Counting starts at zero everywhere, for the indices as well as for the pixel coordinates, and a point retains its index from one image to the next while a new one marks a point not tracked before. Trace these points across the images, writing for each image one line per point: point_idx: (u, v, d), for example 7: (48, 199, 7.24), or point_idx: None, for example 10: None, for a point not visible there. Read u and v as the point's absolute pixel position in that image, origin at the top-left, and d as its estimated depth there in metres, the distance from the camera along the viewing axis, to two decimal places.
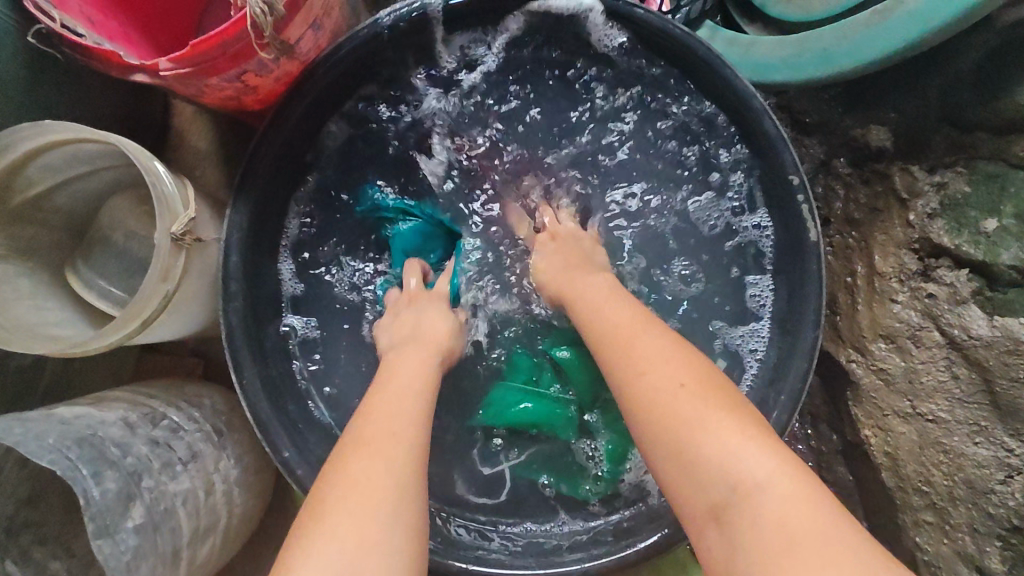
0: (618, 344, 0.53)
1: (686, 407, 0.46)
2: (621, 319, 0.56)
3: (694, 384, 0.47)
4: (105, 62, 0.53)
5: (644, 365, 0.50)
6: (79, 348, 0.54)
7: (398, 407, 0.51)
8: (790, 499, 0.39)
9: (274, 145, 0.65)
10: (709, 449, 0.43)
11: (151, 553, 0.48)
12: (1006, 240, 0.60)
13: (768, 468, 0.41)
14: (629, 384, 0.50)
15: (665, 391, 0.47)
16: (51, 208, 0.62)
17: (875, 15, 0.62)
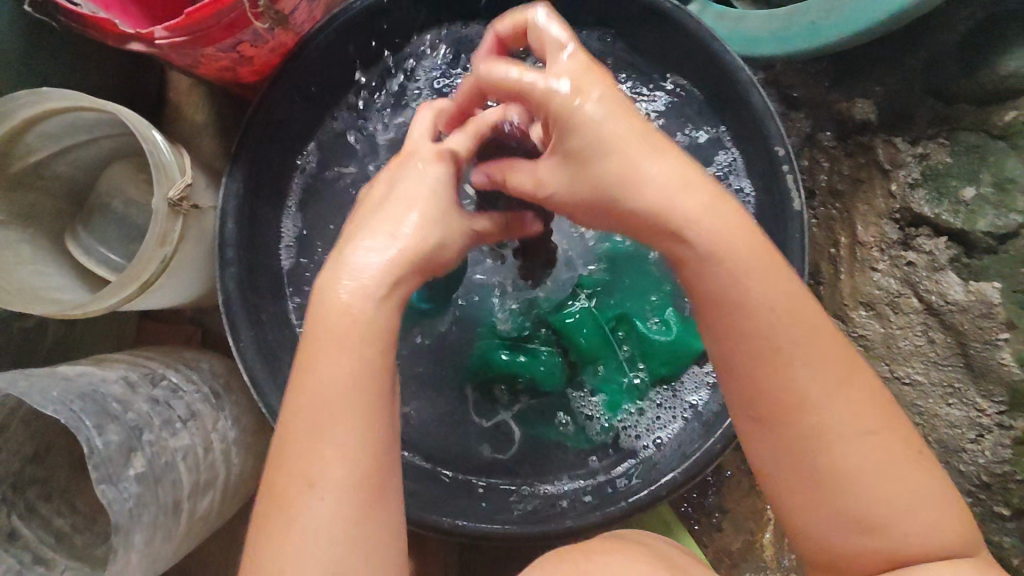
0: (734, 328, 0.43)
1: (841, 416, 0.42)
2: (758, 286, 0.42)
3: (859, 393, 0.43)
4: (101, 32, 0.54)
5: (802, 369, 0.42)
6: (80, 310, 0.55)
7: (329, 389, 0.41)
8: (930, 517, 0.43)
9: (271, 114, 0.66)
10: (847, 459, 0.42)
11: (153, 502, 0.50)
12: (983, 208, 0.62)
13: (913, 489, 0.43)
14: (773, 377, 0.42)
15: (818, 394, 0.42)
16: (51, 175, 0.64)
17: None
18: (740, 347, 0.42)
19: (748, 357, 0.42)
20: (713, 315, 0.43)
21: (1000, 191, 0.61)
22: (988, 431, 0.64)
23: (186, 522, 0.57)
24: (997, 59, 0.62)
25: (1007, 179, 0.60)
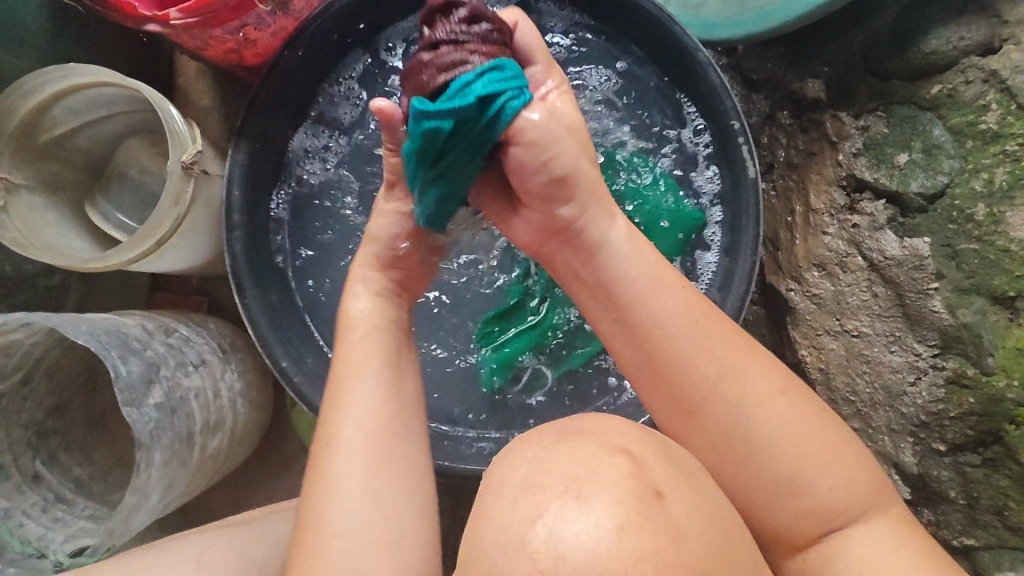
0: (644, 340, 0.55)
1: (758, 389, 0.53)
2: (668, 303, 0.55)
3: (739, 355, 0.54)
4: (122, 14, 0.61)
5: (690, 354, 0.53)
6: (102, 262, 0.61)
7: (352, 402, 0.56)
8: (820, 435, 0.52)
9: (274, 93, 0.73)
10: (767, 426, 0.52)
11: (170, 428, 0.57)
12: (914, 171, 0.69)
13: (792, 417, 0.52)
14: (702, 379, 0.53)
15: (742, 393, 0.53)
16: (73, 148, 0.70)
17: None
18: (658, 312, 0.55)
19: (689, 372, 0.53)
20: (665, 343, 0.54)
21: (928, 156, 0.68)
22: (924, 373, 0.70)
23: (198, 457, 0.63)
24: (923, 38, 0.69)
25: (934, 146, 0.68)
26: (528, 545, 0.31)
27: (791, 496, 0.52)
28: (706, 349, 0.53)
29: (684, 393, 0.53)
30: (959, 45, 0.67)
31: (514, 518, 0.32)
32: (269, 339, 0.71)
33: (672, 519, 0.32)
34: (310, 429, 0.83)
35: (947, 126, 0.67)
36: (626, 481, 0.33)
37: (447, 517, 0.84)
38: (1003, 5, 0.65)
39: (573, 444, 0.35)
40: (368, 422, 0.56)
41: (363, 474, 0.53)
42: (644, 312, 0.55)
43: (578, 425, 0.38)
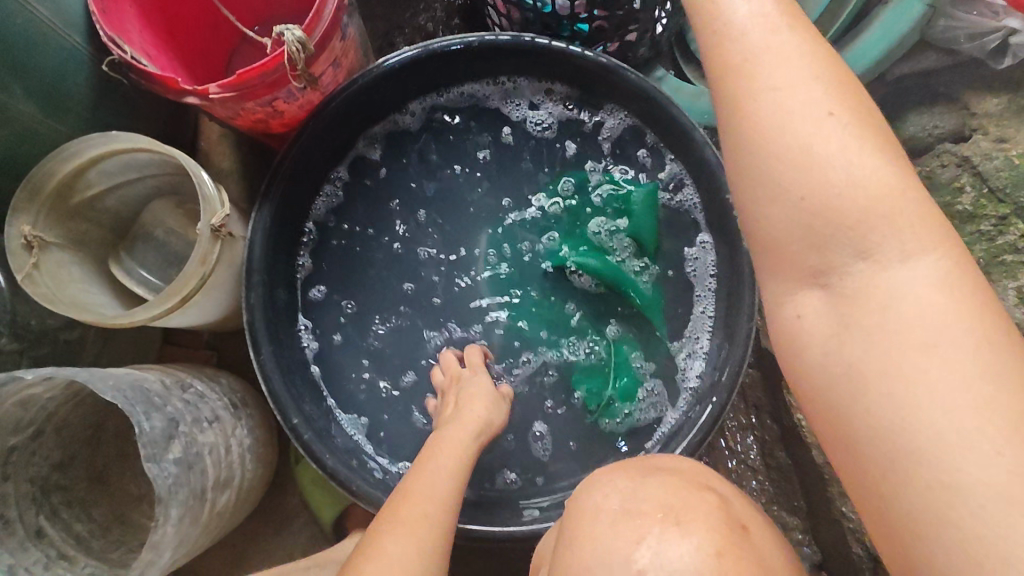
0: (799, 160, 0.41)
1: (930, 343, 0.39)
2: (828, 117, 0.41)
3: (891, 200, 0.41)
4: (163, 86, 0.65)
5: (841, 175, 0.41)
6: (127, 319, 0.64)
7: (451, 452, 0.66)
8: (933, 314, 0.39)
9: (294, 159, 0.77)
10: (886, 315, 0.40)
11: (186, 484, 0.57)
12: None
13: (920, 286, 0.40)
14: (832, 216, 0.41)
15: (875, 215, 0.41)
16: (102, 208, 0.73)
17: None
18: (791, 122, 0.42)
19: (802, 186, 0.41)
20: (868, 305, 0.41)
21: None
22: None
23: (207, 515, 0.63)
24: (902, 123, 0.75)
25: None
26: (635, 564, 0.37)
27: (888, 454, 0.39)
28: (867, 160, 0.41)
29: (770, 147, 0.42)
30: (934, 132, 0.73)
31: (618, 539, 0.39)
32: (281, 396, 0.73)
33: (757, 553, 0.38)
34: (314, 486, 0.83)
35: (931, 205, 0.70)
36: (717, 515, 0.39)
37: None
38: (969, 97, 0.71)
39: (667, 482, 0.42)
40: (450, 478, 0.63)
41: (417, 538, 0.57)
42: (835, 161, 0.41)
43: (657, 467, 0.46)
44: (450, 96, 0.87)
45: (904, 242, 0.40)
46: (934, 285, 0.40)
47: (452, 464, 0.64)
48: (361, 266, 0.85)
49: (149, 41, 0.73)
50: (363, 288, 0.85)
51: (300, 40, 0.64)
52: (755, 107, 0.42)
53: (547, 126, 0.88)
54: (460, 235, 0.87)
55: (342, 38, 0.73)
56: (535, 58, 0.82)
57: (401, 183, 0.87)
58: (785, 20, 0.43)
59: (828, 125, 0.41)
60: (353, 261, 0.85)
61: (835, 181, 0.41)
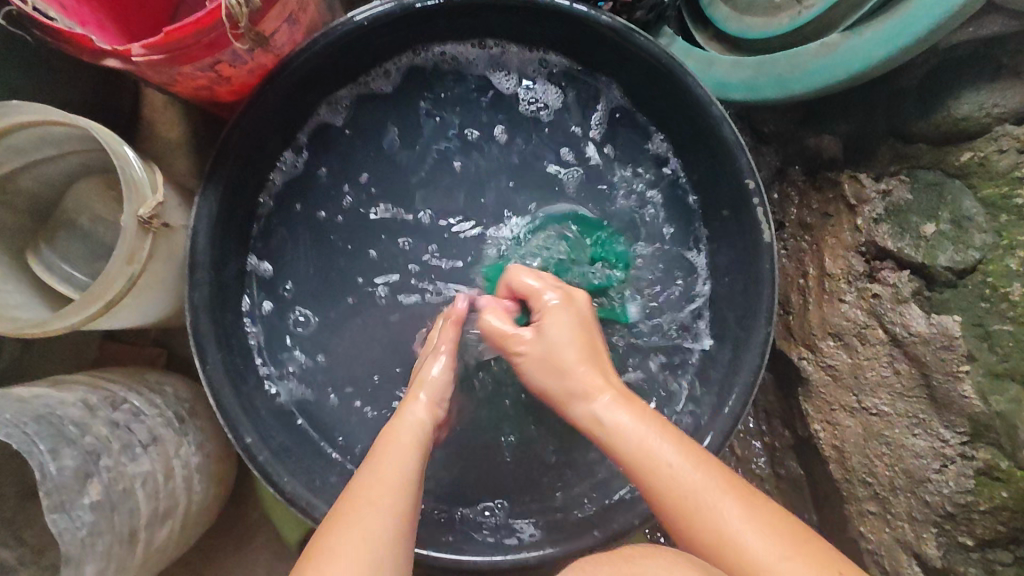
0: (641, 466, 0.55)
1: (765, 552, 0.47)
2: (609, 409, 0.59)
3: (703, 470, 0.53)
4: (76, 47, 0.53)
5: (656, 463, 0.54)
6: (38, 328, 0.54)
7: (404, 447, 0.58)
8: (737, 499, 0.51)
9: (244, 134, 0.66)
10: (700, 506, 0.51)
11: (108, 530, 0.49)
12: (943, 243, 0.64)
13: (714, 491, 0.51)
14: (652, 474, 0.54)
15: (732, 519, 0.49)
16: (16, 190, 0.62)
17: (823, 48, 0.67)
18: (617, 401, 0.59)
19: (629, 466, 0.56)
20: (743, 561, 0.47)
21: (958, 228, 0.64)
22: (951, 462, 0.64)
23: (142, 554, 0.55)
24: (951, 101, 0.65)
25: (964, 217, 0.63)
26: None
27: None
28: (695, 479, 0.53)
29: (603, 430, 0.59)
30: (993, 112, 0.62)
31: None
32: (231, 410, 0.63)
33: None
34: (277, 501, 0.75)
35: (978, 198, 0.63)
36: None
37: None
38: None
39: None
40: (400, 476, 0.55)
41: (380, 532, 0.51)
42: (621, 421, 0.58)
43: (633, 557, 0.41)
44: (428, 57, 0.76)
45: (689, 467, 0.53)
46: (709, 475, 0.53)
47: (404, 465, 0.56)
48: (333, 256, 0.76)
49: None
50: (336, 278, 0.76)
51: None
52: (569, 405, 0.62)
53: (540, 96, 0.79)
54: (442, 220, 0.78)
55: None
56: (528, 15, 0.71)
57: (373, 155, 0.77)
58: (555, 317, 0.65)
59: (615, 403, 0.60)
60: (322, 247, 0.76)
61: (651, 466, 0.54)
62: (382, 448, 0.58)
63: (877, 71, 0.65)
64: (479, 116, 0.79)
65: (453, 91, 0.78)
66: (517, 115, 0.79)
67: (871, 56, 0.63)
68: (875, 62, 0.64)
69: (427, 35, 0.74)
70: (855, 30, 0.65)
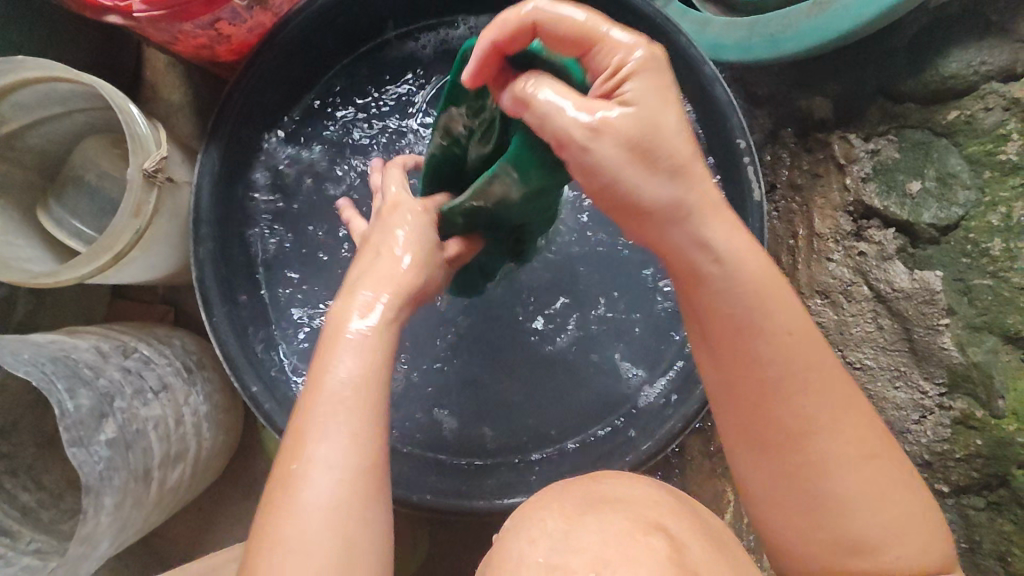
0: (783, 400, 0.46)
1: (845, 467, 0.46)
2: (783, 332, 0.46)
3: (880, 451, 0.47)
4: (83, 6, 0.56)
5: (814, 429, 0.46)
6: (51, 278, 0.56)
7: (351, 403, 0.47)
8: (867, 484, 0.46)
9: (246, 92, 0.68)
10: (833, 479, 0.46)
11: (123, 467, 0.52)
12: (927, 202, 0.66)
13: (856, 480, 0.46)
14: (772, 409, 0.46)
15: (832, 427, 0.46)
16: (24, 147, 0.64)
17: (815, 7, 0.68)
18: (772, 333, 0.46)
19: (758, 407, 0.47)
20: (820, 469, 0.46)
21: (942, 185, 0.66)
22: (930, 412, 0.67)
23: (155, 493, 0.58)
24: (941, 59, 0.66)
25: (949, 175, 0.65)
26: None
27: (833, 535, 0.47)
28: (815, 386, 0.46)
29: (750, 350, 0.46)
30: (981, 69, 0.64)
31: None
32: (237, 360, 0.66)
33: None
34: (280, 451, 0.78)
35: (964, 155, 0.65)
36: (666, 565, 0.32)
37: (425, 545, 0.84)
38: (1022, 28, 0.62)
39: (608, 527, 0.34)
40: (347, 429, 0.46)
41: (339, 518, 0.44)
42: (765, 366, 0.46)
43: (605, 496, 0.38)
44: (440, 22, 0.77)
45: (844, 437, 0.46)
46: (868, 467, 0.47)
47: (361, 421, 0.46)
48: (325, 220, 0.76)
49: None
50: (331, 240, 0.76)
51: None
52: (748, 329, 0.46)
53: None
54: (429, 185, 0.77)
55: None
56: None
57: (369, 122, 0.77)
58: (722, 239, 0.46)
59: (787, 326, 0.46)
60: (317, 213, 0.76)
61: (801, 439, 0.46)
62: (318, 394, 0.47)
63: (870, 30, 0.66)
64: None
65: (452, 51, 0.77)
66: None
67: (860, 14, 0.65)
68: (867, 20, 0.65)
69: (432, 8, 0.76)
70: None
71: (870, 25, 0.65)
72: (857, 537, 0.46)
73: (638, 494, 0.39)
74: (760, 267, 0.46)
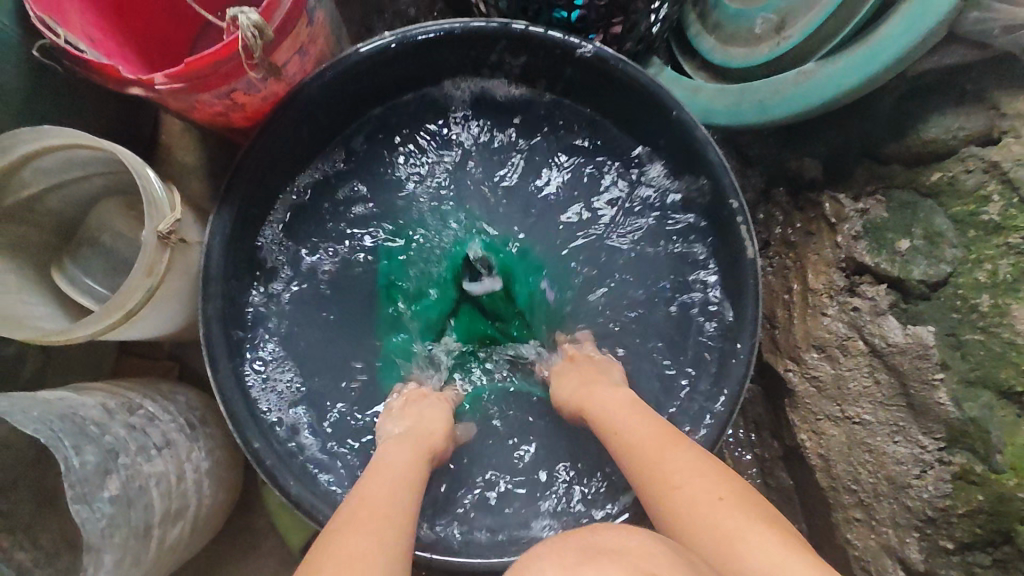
0: (658, 480, 0.56)
1: (715, 517, 0.51)
2: (648, 428, 0.62)
3: (729, 499, 0.52)
4: (104, 77, 0.58)
5: (675, 481, 0.55)
6: (62, 336, 0.57)
7: (391, 489, 0.56)
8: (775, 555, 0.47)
9: (261, 156, 0.71)
10: (711, 531, 0.50)
11: (125, 524, 0.53)
12: (916, 258, 0.68)
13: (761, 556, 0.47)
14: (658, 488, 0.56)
15: (702, 496, 0.53)
16: (42, 209, 0.67)
17: (800, 76, 0.72)
18: (653, 424, 0.62)
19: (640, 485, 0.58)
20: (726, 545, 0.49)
21: (930, 244, 0.68)
22: (931, 467, 0.67)
23: (155, 552, 0.58)
24: (922, 125, 0.69)
25: (936, 234, 0.67)
26: None
27: None
28: (678, 459, 0.57)
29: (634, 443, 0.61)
30: (959, 134, 0.67)
31: None
32: (241, 415, 0.67)
33: None
34: (280, 509, 0.77)
35: (949, 215, 0.67)
36: None
37: None
38: (998, 95, 0.65)
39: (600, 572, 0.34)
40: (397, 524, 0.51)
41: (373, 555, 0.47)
42: (624, 441, 0.61)
43: (597, 547, 0.39)
44: (461, 91, 0.81)
45: (727, 514, 0.51)
46: (765, 534, 0.49)
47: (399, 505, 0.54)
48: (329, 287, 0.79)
49: (92, 24, 0.64)
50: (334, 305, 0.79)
51: (256, 26, 0.57)
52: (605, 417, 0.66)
53: (535, 126, 0.83)
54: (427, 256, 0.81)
55: (308, 23, 0.66)
56: (516, 46, 0.76)
57: (366, 187, 0.81)
58: (639, 415, 0.64)
59: (653, 422, 0.63)
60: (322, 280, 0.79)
61: (668, 484, 0.55)
62: (372, 479, 0.57)
63: (854, 96, 0.69)
64: (479, 143, 0.82)
65: (462, 118, 0.82)
66: (507, 140, 0.83)
67: (844, 83, 0.68)
68: (851, 87, 0.68)
69: (444, 80, 0.80)
70: (829, 60, 0.69)
71: (851, 93, 0.68)
72: None
73: (636, 546, 0.39)
74: (626, 395, 0.68)
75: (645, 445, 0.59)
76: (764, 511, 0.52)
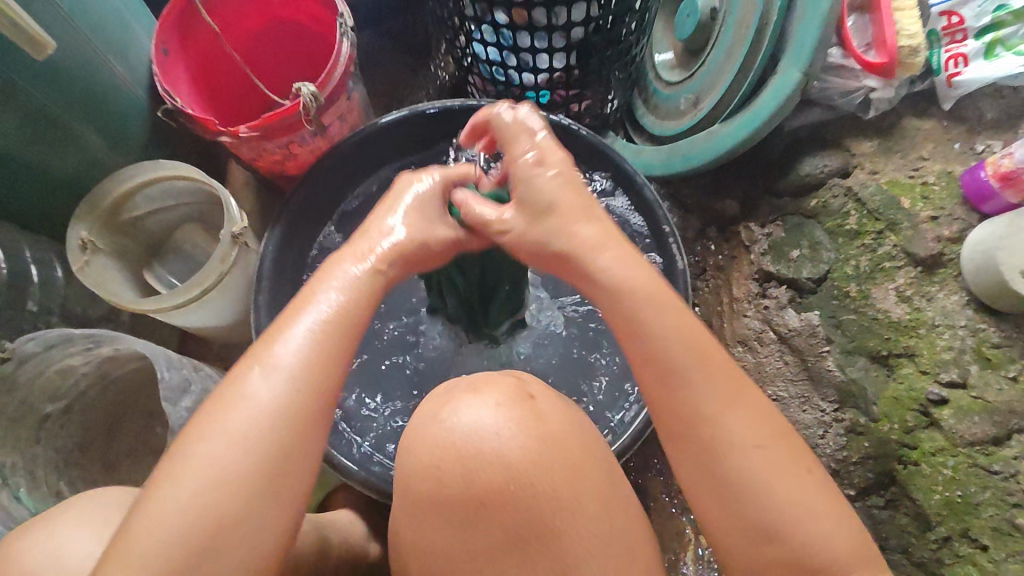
0: (682, 418, 0.53)
1: (746, 455, 0.51)
2: (668, 325, 0.54)
3: (765, 442, 0.51)
4: (203, 127, 0.82)
5: (714, 411, 0.52)
6: (155, 303, 0.77)
7: (305, 343, 0.53)
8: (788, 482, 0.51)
9: (301, 193, 0.93)
10: (743, 469, 0.51)
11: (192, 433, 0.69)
12: (805, 263, 0.88)
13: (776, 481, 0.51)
14: (687, 421, 0.53)
15: (737, 434, 0.51)
16: (141, 229, 0.88)
17: (709, 134, 0.94)
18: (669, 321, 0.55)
19: (671, 414, 0.54)
20: (718, 473, 0.52)
21: (814, 251, 0.87)
22: (830, 426, 0.84)
23: None
24: (800, 164, 0.90)
25: (817, 243, 0.87)
26: (446, 422, 0.49)
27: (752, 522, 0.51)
28: (705, 393, 0.52)
29: (656, 350, 0.54)
30: (825, 170, 0.87)
31: (432, 442, 0.49)
32: None
33: (535, 410, 0.50)
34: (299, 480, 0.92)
35: (825, 229, 0.87)
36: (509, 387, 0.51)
37: None
38: (845, 140, 0.87)
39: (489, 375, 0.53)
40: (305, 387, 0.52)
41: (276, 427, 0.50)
42: (651, 343, 0.54)
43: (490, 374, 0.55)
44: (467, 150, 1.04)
45: (748, 441, 0.51)
46: (779, 464, 0.51)
47: (312, 371, 0.52)
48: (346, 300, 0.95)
49: (193, 97, 0.90)
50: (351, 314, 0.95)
51: (314, 95, 0.82)
52: (629, 312, 0.56)
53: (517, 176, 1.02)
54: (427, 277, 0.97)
55: (347, 99, 0.92)
56: None
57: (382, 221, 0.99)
58: (632, 263, 0.58)
59: (671, 315, 0.55)
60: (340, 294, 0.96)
61: (704, 417, 0.52)
62: (282, 332, 0.53)
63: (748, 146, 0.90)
64: None
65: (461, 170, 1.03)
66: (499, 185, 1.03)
67: (737, 136, 0.89)
68: (742, 140, 0.89)
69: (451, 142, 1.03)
70: (728, 121, 0.92)
71: (743, 144, 0.90)
72: (776, 517, 0.50)
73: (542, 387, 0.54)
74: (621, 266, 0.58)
75: (651, 359, 0.55)
76: (779, 432, 0.53)
